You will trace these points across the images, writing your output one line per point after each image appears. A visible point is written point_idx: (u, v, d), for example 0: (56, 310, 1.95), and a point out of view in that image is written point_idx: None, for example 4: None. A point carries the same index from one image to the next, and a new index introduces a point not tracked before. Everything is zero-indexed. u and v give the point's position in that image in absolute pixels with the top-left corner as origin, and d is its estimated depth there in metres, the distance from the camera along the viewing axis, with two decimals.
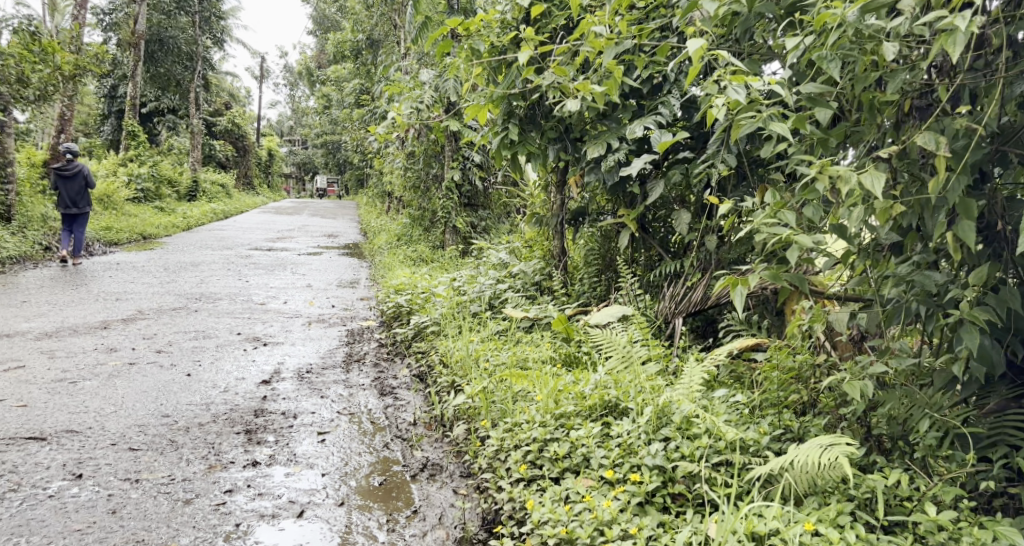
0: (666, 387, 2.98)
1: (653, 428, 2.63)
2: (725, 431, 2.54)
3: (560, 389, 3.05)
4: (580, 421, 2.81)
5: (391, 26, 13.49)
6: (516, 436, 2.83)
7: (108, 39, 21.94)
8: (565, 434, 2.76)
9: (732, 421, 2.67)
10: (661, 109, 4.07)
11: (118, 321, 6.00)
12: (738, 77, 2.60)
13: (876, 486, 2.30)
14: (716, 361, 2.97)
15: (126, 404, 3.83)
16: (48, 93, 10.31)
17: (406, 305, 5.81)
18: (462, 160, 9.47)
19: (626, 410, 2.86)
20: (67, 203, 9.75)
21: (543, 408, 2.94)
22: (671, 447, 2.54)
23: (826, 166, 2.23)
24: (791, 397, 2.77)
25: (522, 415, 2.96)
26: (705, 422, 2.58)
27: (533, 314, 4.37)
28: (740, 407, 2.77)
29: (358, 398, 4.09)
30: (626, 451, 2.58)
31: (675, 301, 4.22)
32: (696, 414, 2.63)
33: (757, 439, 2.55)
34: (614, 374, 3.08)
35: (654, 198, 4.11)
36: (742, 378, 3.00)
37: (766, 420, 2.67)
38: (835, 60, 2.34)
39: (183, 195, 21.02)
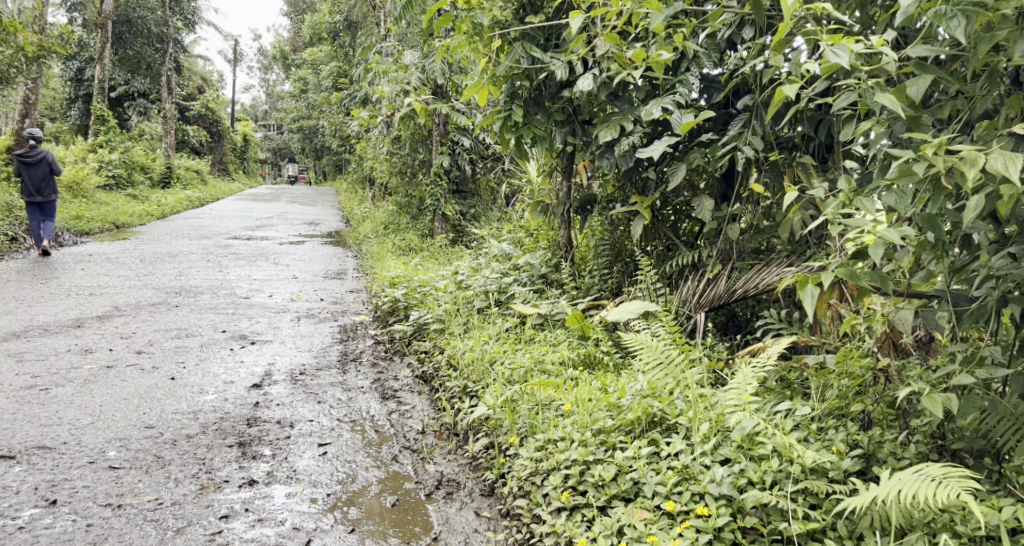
0: (715, 395, 2.79)
1: (707, 447, 2.46)
2: (795, 449, 2.35)
3: (596, 403, 2.85)
4: (621, 439, 2.64)
5: (369, 7, 13.04)
6: (552, 458, 2.64)
7: (73, 20, 21.16)
8: (608, 454, 2.59)
9: (801, 441, 2.47)
10: (680, 88, 3.78)
11: (93, 318, 5.63)
12: (834, 38, 2.42)
13: (989, 520, 2.07)
14: (767, 365, 2.73)
15: (103, 414, 3.50)
16: (11, 76, 9.82)
17: (403, 299, 5.53)
18: (450, 145, 9.13)
19: (673, 426, 2.68)
20: (31, 191, 9.33)
21: (578, 425, 2.75)
22: (737, 471, 2.36)
23: (945, 143, 2.01)
24: (852, 406, 2.55)
25: (554, 434, 2.77)
26: (771, 441, 2.40)
27: (545, 309, 4.11)
28: (804, 423, 2.55)
29: (359, 403, 3.82)
30: (685, 474, 2.41)
31: (694, 293, 4.01)
32: (760, 431, 2.45)
33: (836, 462, 2.35)
34: (651, 381, 2.86)
35: (675, 184, 3.82)
36: (792, 385, 2.78)
37: (831, 435, 2.47)
38: (957, 16, 2.07)
39: (157, 182, 20.42)
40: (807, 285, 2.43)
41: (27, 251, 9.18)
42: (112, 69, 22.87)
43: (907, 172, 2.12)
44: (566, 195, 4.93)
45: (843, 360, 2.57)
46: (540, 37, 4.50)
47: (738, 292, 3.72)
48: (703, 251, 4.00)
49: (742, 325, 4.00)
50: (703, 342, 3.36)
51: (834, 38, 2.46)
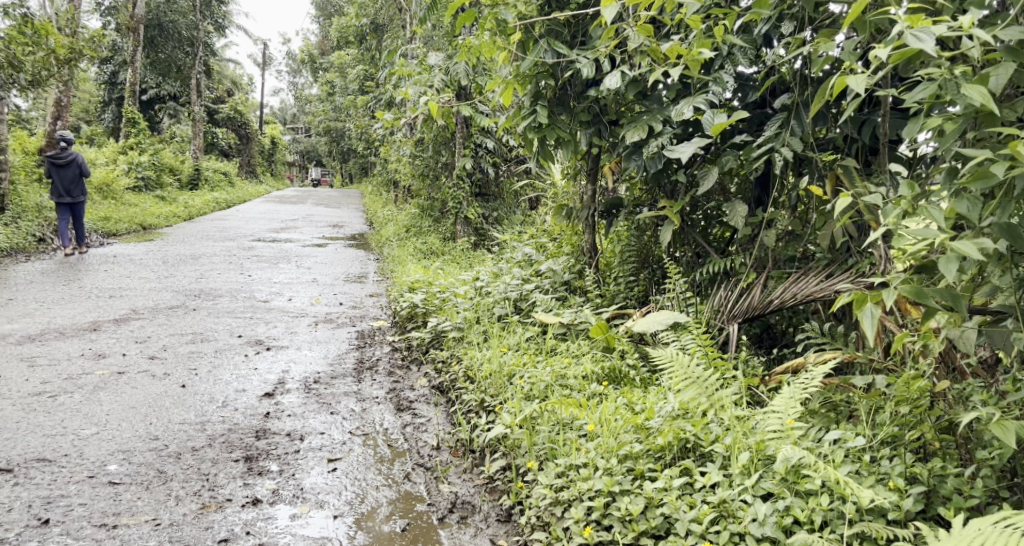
0: (754, 420, 2.60)
1: (747, 481, 2.28)
2: (846, 485, 2.18)
3: (623, 425, 2.66)
4: (650, 467, 2.45)
5: (395, 10, 12.98)
6: (574, 486, 2.46)
7: (106, 24, 21.44)
8: (636, 484, 2.40)
9: (852, 474, 2.29)
10: (712, 86, 3.55)
11: (110, 321, 5.55)
12: (913, 18, 2.15)
13: None
14: (812, 387, 2.52)
15: (109, 424, 3.37)
16: (41, 79, 9.88)
17: (422, 305, 5.37)
18: (473, 147, 8.98)
19: (708, 454, 2.48)
20: (61, 192, 9.40)
21: (602, 450, 2.56)
22: (782, 508, 2.18)
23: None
24: (908, 433, 2.36)
25: (577, 458, 2.58)
26: (819, 475, 2.22)
27: (567, 319, 3.91)
28: (857, 455, 2.36)
29: (372, 415, 3.65)
30: (723, 511, 2.24)
31: (723, 306, 3.79)
32: (806, 463, 2.27)
33: (898, 504, 2.16)
34: (682, 403, 2.66)
35: (707, 188, 3.61)
36: (838, 409, 2.57)
37: (886, 468, 2.28)
38: None
39: (185, 183, 20.54)
40: (865, 304, 2.33)
41: (57, 251, 9.26)
42: (143, 72, 23.11)
43: (985, 175, 2.01)
44: (592, 199, 4.75)
45: (901, 386, 2.36)
46: (565, 34, 4.33)
47: (774, 303, 3.50)
48: (737, 259, 3.80)
49: (779, 339, 3.78)
50: (738, 357, 3.16)
51: (912, 20, 2.17)
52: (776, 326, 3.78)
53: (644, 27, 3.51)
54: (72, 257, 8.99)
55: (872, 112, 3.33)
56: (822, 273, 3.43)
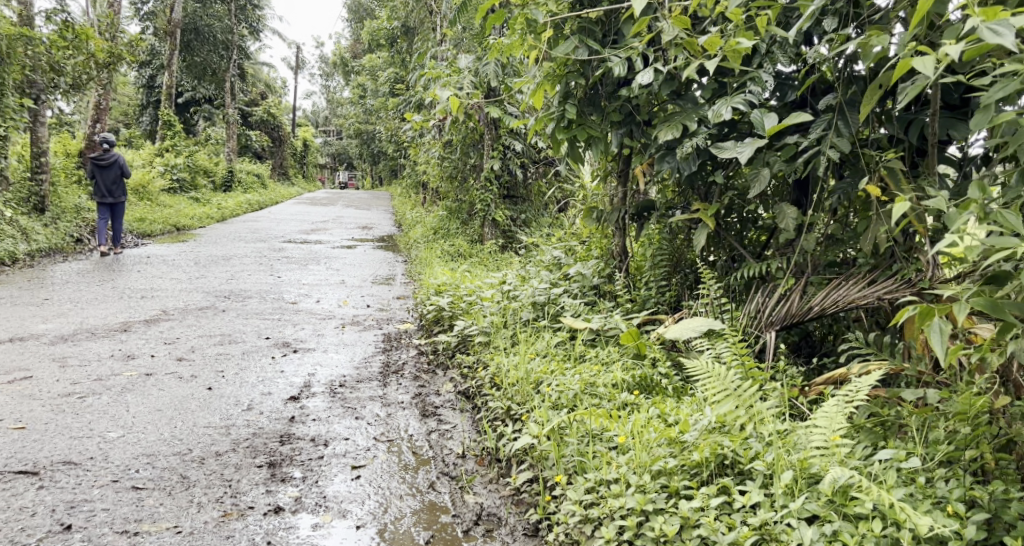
0: (795, 432, 2.50)
1: (791, 503, 2.19)
2: (899, 510, 2.07)
3: (656, 438, 2.57)
4: (685, 485, 2.36)
5: (425, 12, 12.98)
6: (606, 504, 2.37)
7: (144, 29, 21.80)
8: (671, 503, 2.31)
9: (907, 497, 2.19)
10: (751, 86, 3.46)
11: (141, 322, 5.57)
12: (989, 14, 2.09)
13: None
14: (858, 400, 2.42)
15: (135, 427, 3.35)
16: (79, 81, 10.01)
17: (448, 308, 5.31)
18: (502, 149, 8.92)
19: (747, 471, 2.38)
20: (102, 193, 9.51)
21: (635, 465, 2.48)
22: (829, 532, 2.09)
23: None
24: (965, 453, 2.25)
25: (609, 472, 2.49)
26: (870, 499, 2.12)
27: (597, 324, 3.80)
28: (912, 477, 2.26)
29: (397, 421, 3.59)
30: (765, 533, 2.15)
31: (758, 312, 3.69)
32: (855, 485, 2.17)
33: (957, 530, 2.06)
34: (719, 415, 2.56)
35: (757, 191, 3.51)
36: (887, 424, 2.47)
37: (943, 491, 2.19)
38: None
39: (219, 185, 20.79)
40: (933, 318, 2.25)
41: (96, 251, 9.45)
42: (179, 75, 23.43)
43: None
44: (622, 201, 4.64)
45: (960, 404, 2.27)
46: (598, 32, 4.25)
47: (813, 310, 3.41)
48: (774, 263, 3.68)
49: (819, 348, 3.66)
50: (777, 366, 3.05)
51: (986, 14, 2.10)
52: (816, 333, 3.66)
53: (681, 19, 3.50)
54: (109, 257, 9.16)
55: (918, 111, 3.24)
56: (863, 280, 3.33)
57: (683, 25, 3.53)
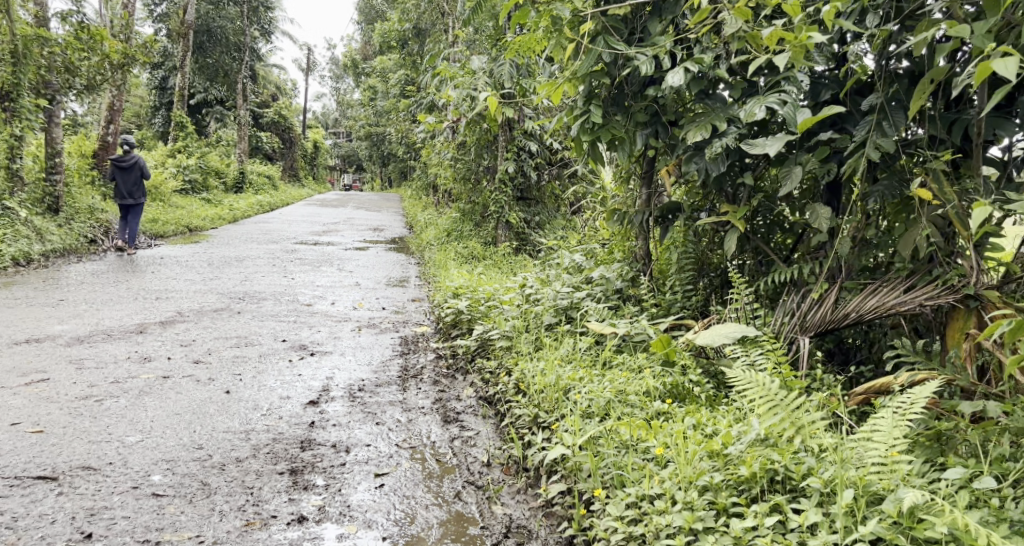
0: (844, 445, 2.42)
1: (855, 526, 2.09)
2: (970, 531, 1.99)
3: (699, 451, 2.49)
4: (731, 502, 2.29)
5: (437, 14, 12.92)
6: (650, 521, 2.30)
7: (157, 30, 21.87)
8: (719, 521, 2.24)
9: (979, 521, 2.10)
10: (786, 85, 3.40)
11: (156, 324, 5.52)
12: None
13: None
14: (916, 412, 2.35)
15: (153, 431, 3.28)
16: (94, 82, 10.01)
17: (467, 311, 5.23)
18: (517, 150, 8.85)
19: (798, 489, 2.30)
20: (123, 194, 9.67)
21: (678, 480, 2.41)
22: None
23: None
24: None
25: (651, 487, 2.42)
26: (942, 521, 2.03)
27: (623, 329, 3.72)
28: (983, 499, 2.19)
29: (419, 426, 3.52)
30: None
31: (792, 316, 3.62)
32: (922, 506, 2.09)
33: None
34: (766, 429, 2.48)
35: (787, 189, 3.46)
36: (941, 438, 2.42)
37: (1016, 513, 2.11)
38: None
39: (230, 186, 20.79)
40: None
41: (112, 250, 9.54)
42: (192, 76, 23.48)
43: None
44: (646, 203, 4.56)
45: None
46: (624, 31, 4.18)
47: (850, 316, 3.33)
48: (807, 268, 3.60)
49: (853, 356, 3.58)
50: (816, 375, 2.97)
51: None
52: (850, 341, 3.58)
53: (740, 12, 3.29)
54: (124, 256, 9.23)
55: (960, 111, 3.17)
56: (900, 285, 3.25)
57: (744, 17, 3.33)
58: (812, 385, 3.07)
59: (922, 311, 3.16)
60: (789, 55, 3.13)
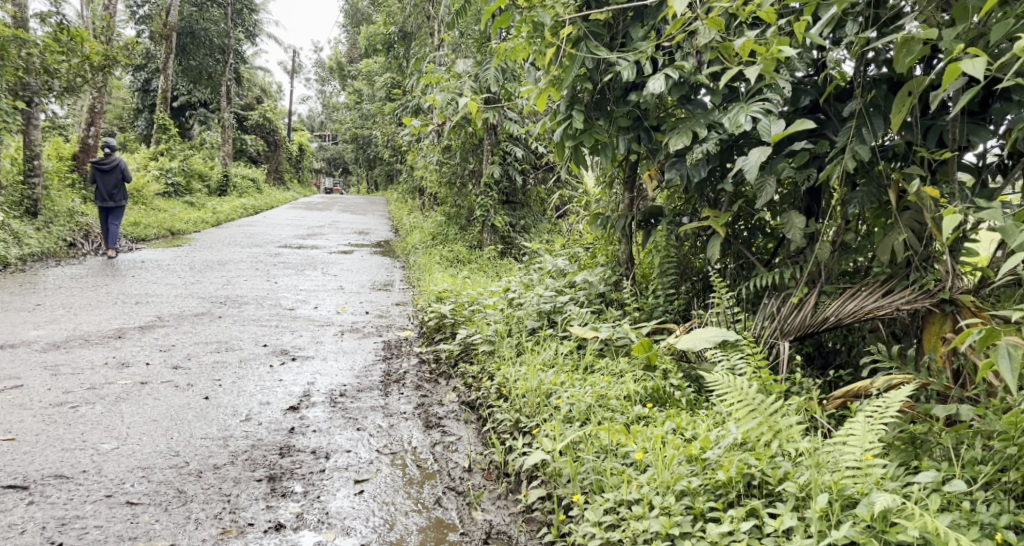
0: (821, 449, 2.44)
1: (831, 531, 2.10)
2: (943, 535, 2.00)
3: (677, 455, 2.50)
4: (710, 507, 2.29)
5: (423, 17, 12.90)
6: (629, 527, 2.30)
7: (140, 32, 21.73)
8: (697, 527, 2.25)
9: (952, 525, 2.12)
10: (767, 93, 3.46)
11: (135, 329, 5.46)
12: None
13: None
14: (892, 416, 2.37)
15: (129, 437, 3.24)
16: (76, 85, 9.92)
17: (450, 315, 5.22)
18: (502, 154, 8.84)
19: (776, 494, 2.31)
20: (105, 197, 9.70)
21: (656, 485, 2.41)
22: None
23: None
24: (1010, 476, 2.20)
25: (630, 491, 2.42)
26: (914, 526, 2.04)
27: (605, 333, 3.72)
28: (955, 502, 2.21)
29: (400, 432, 3.51)
30: None
31: (772, 319, 3.65)
32: (895, 510, 2.10)
33: None
34: (744, 432, 2.49)
35: (764, 200, 3.52)
36: (915, 439, 2.44)
37: (987, 517, 2.14)
38: None
39: (214, 189, 20.63)
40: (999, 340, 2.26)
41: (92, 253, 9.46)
42: (175, 78, 23.33)
43: None
44: (629, 208, 4.56)
45: (1007, 426, 2.22)
46: (605, 36, 4.21)
47: (830, 321, 3.39)
48: (786, 271, 3.62)
49: (833, 360, 3.59)
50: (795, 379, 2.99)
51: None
52: (829, 344, 3.60)
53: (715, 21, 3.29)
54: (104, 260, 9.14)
55: (935, 117, 3.22)
56: (878, 290, 3.30)
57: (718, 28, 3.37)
58: (791, 389, 3.08)
59: (899, 314, 3.23)
60: (761, 67, 3.17)
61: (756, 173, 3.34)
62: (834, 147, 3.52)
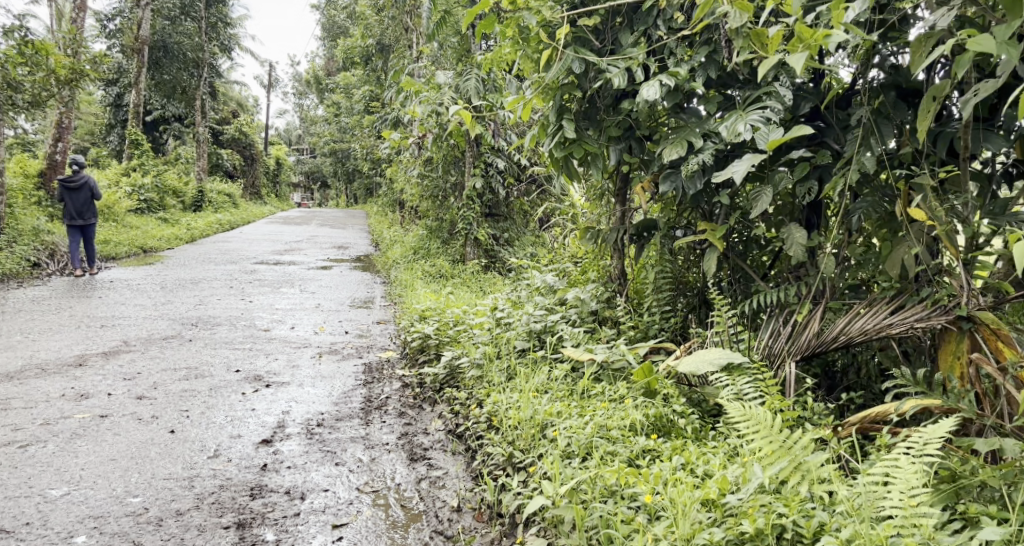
0: (852, 493, 2.23)
1: None
2: None
3: (695, 500, 2.29)
4: None
5: (401, 30, 12.73)
6: None
7: (110, 46, 21.29)
8: None
9: None
10: (766, 100, 3.31)
11: (98, 355, 5.13)
12: None
13: None
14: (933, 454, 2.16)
15: (82, 481, 2.96)
16: (41, 100, 9.55)
17: (434, 335, 4.97)
18: (484, 166, 8.63)
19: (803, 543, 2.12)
20: (74, 214, 9.35)
21: (675, 538, 2.19)
22: None
23: None
24: None
25: (646, 545, 2.20)
26: None
27: (600, 356, 3.49)
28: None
29: (382, 467, 3.26)
30: None
31: (776, 338, 3.44)
32: None
33: None
34: (770, 475, 2.29)
35: (760, 210, 3.30)
36: (957, 480, 2.21)
37: None
38: None
39: (189, 205, 20.18)
40: None
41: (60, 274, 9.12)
42: (148, 92, 22.88)
43: None
44: (620, 221, 4.34)
45: None
46: (593, 42, 4.01)
47: (840, 339, 3.17)
48: (792, 289, 3.44)
49: (841, 381, 3.38)
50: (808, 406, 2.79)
51: None
52: (836, 363, 3.38)
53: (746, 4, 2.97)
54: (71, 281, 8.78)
55: (944, 125, 3.02)
56: (888, 306, 3.10)
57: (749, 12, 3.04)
58: (803, 414, 2.86)
59: (913, 332, 3.01)
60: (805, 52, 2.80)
61: (745, 179, 3.11)
62: (835, 156, 3.34)
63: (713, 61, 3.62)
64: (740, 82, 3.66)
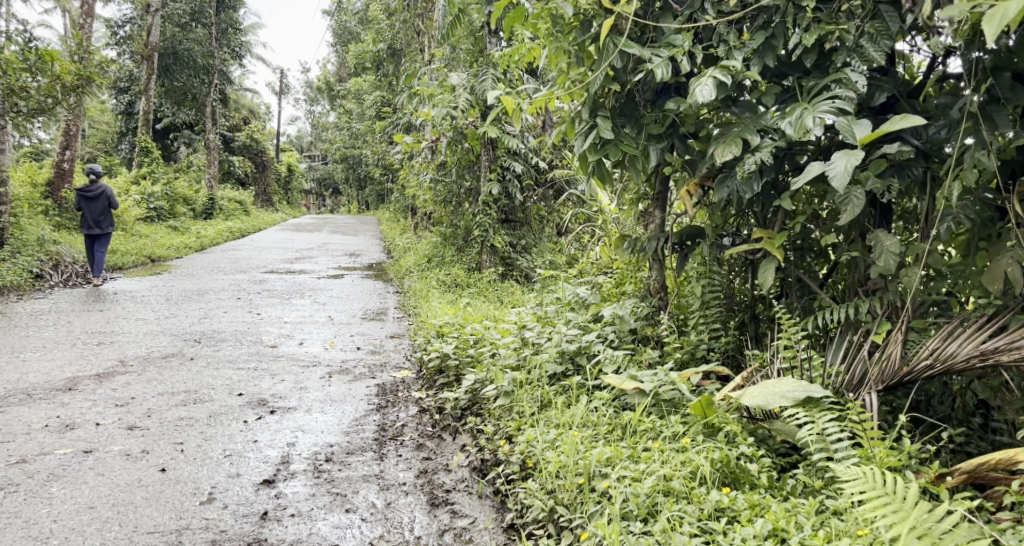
0: None
1: None
2: None
3: None
4: None
5: (412, 33, 12.37)
6: None
7: (121, 53, 21.07)
8: None
9: None
10: (841, 89, 2.88)
11: (90, 378, 4.73)
12: None
13: None
14: None
15: (52, 539, 2.67)
16: (45, 107, 9.20)
17: (454, 355, 4.54)
18: (500, 170, 8.20)
19: None
20: (89, 224, 9.09)
21: None
22: None
23: None
24: None
25: None
26: None
27: (647, 384, 3.06)
28: None
29: (399, 515, 2.84)
30: None
31: (852, 362, 2.96)
32: None
33: None
34: None
35: (853, 215, 2.85)
36: None
37: None
38: None
39: (200, 213, 19.84)
40: None
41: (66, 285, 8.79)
42: (159, 99, 22.60)
43: None
44: (660, 228, 3.90)
45: None
46: (631, 30, 3.57)
47: (936, 366, 2.69)
48: (864, 306, 2.97)
49: (929, 412, 2.91)
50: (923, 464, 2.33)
51: None
52: (923, 393, 2.91)
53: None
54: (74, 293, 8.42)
55: None
56: (993, 328, 2.63)
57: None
58: (912, 465, 2.39)
59: None
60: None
61: (846, 179, 2.69)
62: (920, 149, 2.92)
63: (769, 47, 3.15)
64: (799, 69, 3.20)
